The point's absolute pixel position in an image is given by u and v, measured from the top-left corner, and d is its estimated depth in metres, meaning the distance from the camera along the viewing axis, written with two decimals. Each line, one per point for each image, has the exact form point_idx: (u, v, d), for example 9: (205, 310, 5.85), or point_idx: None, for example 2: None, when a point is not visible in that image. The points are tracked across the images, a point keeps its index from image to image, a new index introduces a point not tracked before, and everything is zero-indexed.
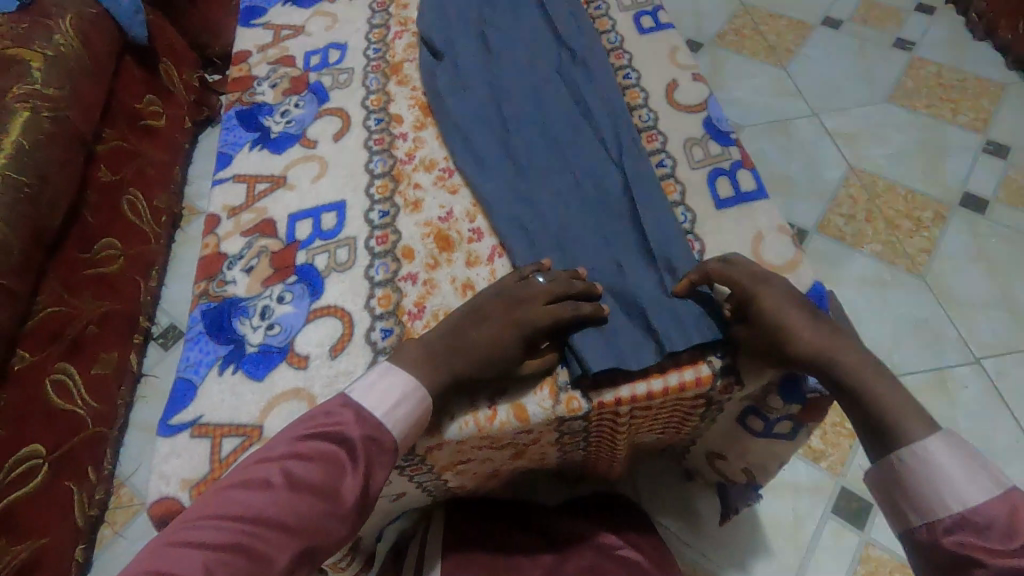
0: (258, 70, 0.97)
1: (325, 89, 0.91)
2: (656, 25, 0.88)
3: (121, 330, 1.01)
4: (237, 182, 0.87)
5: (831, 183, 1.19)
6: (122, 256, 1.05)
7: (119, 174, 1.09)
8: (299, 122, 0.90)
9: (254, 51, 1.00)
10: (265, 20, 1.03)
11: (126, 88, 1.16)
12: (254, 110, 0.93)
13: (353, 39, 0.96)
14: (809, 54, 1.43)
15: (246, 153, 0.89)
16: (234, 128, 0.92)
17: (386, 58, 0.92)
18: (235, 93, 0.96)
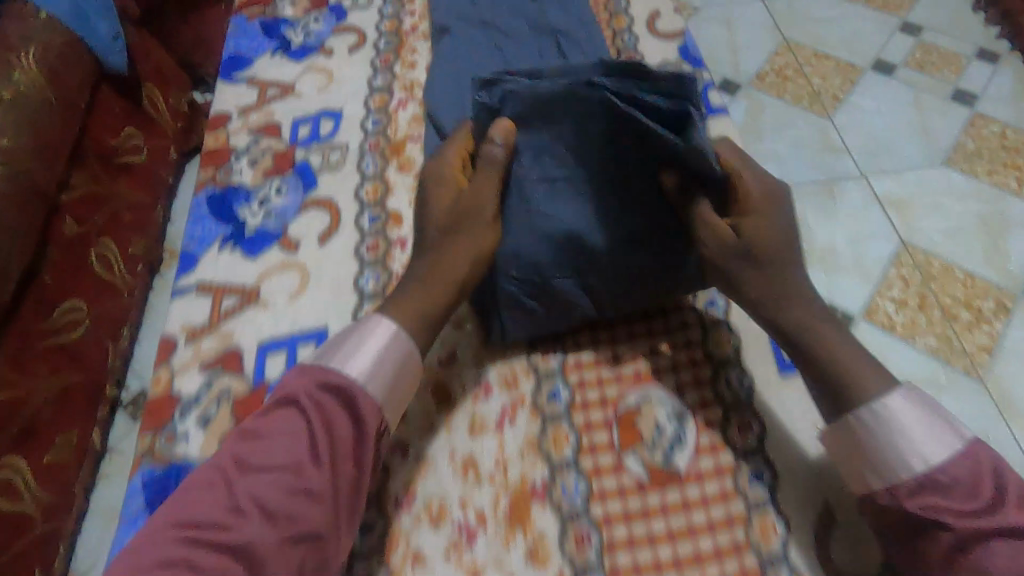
0: (237, 141, 0.84)
1: (312, 172, 0.79)
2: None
3: (82, 404, 0.91)
4: (200, 293, 0.73)
5: (882, 260, 1.07)
6: (87, 319, 0.94)
7: (86, 225, 0.97)
8: (281, 216, 0.77)
9: (235, 113, 0.87)
10: (249, 74, 0.90)
11: (100, 121, 1.04)
12: (229, 193, 0.80)
13: (349, 103, 0.84)
14: (858, 102, 1.29)
15: (215, 254, 0.76)
16: (203, 218, 0.79)
17: (387, 134, 0.81)
18: (208, 168, 0.83)
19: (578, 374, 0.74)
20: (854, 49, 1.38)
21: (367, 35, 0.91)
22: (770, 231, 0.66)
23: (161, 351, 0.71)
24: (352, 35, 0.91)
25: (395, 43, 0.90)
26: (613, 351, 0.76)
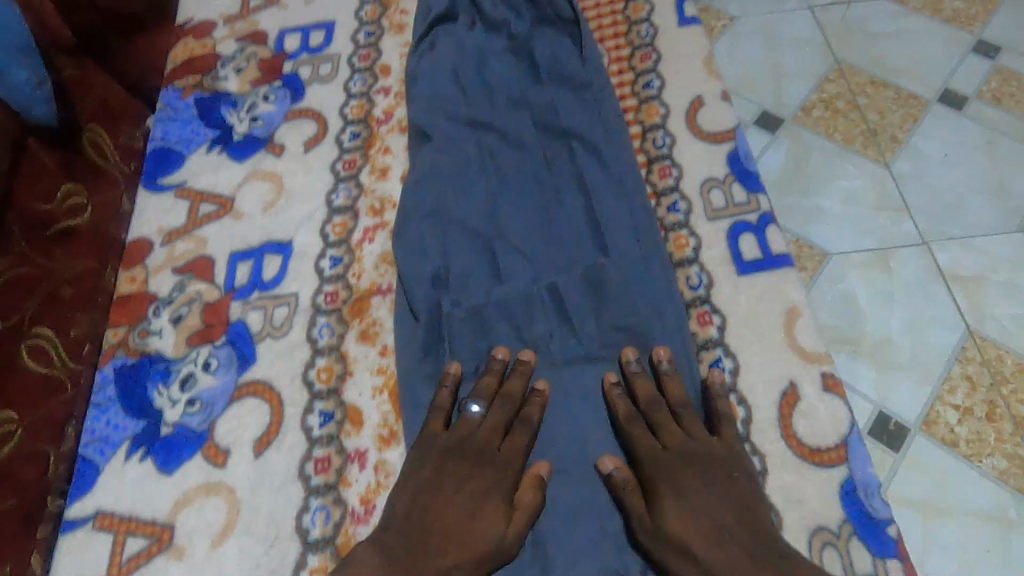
0: (158, 288, 0.95)
1: (250, 342, 0.86)
2: (763, 258, 0.77)
3: (14, 534, 0.79)
4: (100, 527, 0.81)
5: (943, 355, 0.92)
6: (21, 429, 0.81)
7: (13, 319, 0.83)
8: (205, 406, 0.84)
9: (160, 241, 0.99)
10: (179, 178, 1.03)
11: (27, 183, 0.87)
12: (145, 363, 0.89)
13: (299, 235, 0.92)
14: (921, 145, 1.10)
15: (121, 462, 0.83)
16: (114, 407, 0.87)
17: (347, 284, 0.87)
18: (130, 331, 0.93)
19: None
20: (918, 75, 1.17)
21: (328, 123, 0.99)
22: (725, 517, 0.61)
23: None
24: (309, 126, 0.99)
25: (363, 135, 0.97)
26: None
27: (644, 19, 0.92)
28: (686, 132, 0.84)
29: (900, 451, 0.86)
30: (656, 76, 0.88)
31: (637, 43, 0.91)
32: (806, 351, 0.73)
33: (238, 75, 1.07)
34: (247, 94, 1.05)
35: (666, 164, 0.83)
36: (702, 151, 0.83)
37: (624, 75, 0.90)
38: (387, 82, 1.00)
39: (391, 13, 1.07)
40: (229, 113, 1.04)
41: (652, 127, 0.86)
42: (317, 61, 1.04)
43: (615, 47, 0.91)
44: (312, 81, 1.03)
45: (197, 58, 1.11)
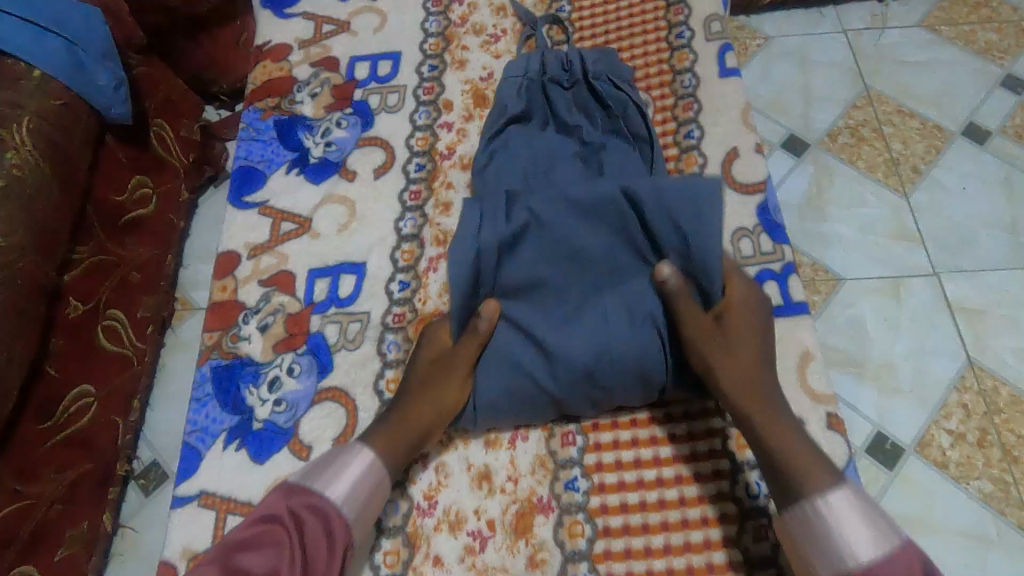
0: (244, 296, 0.87)
1: (327, 350, 0.82)
2: (783, 304, 0.79)
3: (92, 492, 0.89)
4: (203, 505, 0.76)
5: (942, 382, 0.98)
6: (96, 401, 0.90)
7: (92, 302, 0.91)
8: (293, 406, 0.79)
9: (246, 255, 0.89)
10: (263, 197, 0.92)
11: (104, 176, 0.95)
12: (235, 365, 0.83)
13: (373, 256, 0.87)
14: (940, 177, 1.14)
15: (221, 449, 0.78)
16: (208, 401, 0.81)
17: (414, 306, 0.84)
18: (215, 329, 0.85)
19: (601, 498, 0.74)
20: (945, 106, 1.21)
21: (396, 153, 0.92)
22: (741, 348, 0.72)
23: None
24: (379, 154, 0.93)
25: (428, 169, 0.91)
26: (641, 453, 0.76)
27: (688, 68, 0.92)
28: (720, 183, 0.85)
29: (894, 469, 0.93)
30: (696, 126, 0.89)
31: (681, 92, 0.91)
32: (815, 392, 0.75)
33: (314, 100, 0.98)
34: (322, 118, 0.96)
35: None
36: (735, 203, 0.84)
37: (666, 123, 0.90)
38: (450, 117, 0.94)
39: (454, 47, 0.99)
40: (304, 137, 0.95)
41: (691, 176, 0.87)
42: (385, 90, 0.97)
43: (659, 95, 0.92)
44: (380, 110, 0.95)
45: (273, 78, 1.01)
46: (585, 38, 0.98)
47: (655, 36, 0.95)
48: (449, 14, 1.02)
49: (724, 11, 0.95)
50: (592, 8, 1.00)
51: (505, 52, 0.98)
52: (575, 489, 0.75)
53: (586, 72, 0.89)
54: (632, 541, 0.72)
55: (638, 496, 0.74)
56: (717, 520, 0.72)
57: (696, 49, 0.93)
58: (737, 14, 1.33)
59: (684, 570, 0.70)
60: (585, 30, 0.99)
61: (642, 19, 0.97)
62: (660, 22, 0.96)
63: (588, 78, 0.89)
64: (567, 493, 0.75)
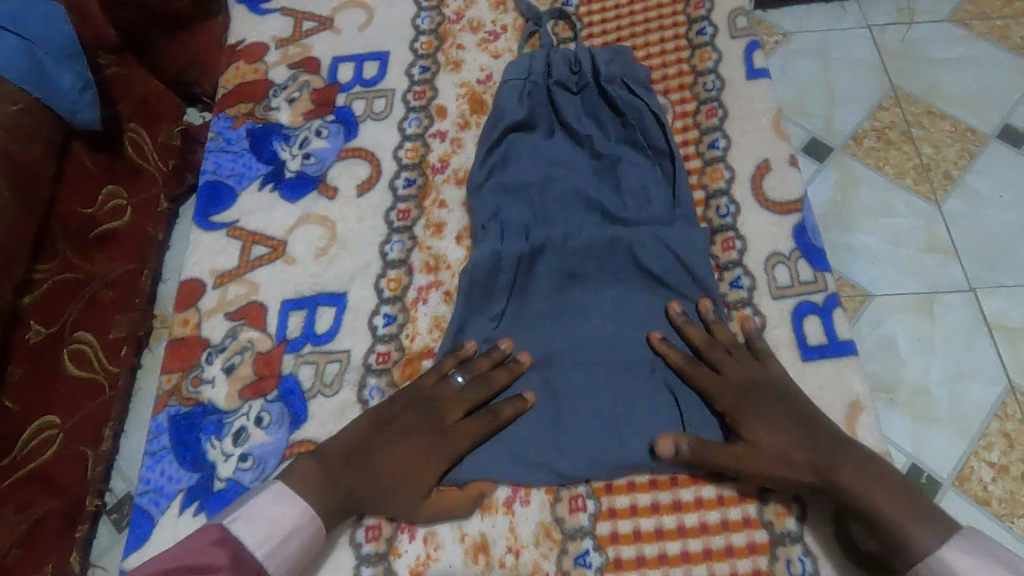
0: (211, 330, 0.79)
1: (301, 397, 0.74)
2: (827, 343, 0.71)
3: (55, 537, 0.82)
4: None
5: (981, 410, 0.90)
6: (59, 436, 0.83)
7: (55, 327, 0.84)
8: (259, 463, 0.72)
9: (211, 284, 0.82)
10: (232, 216, 0.85)
11: (70, 188, 0.88)
12: (195, 414, 0.75)
13: (356, 285, 0.79)
14: (975, 184, 1.06)
15: (175, 514, 0.70)
16: (163, 458, 0.73)
17: (401, 342, 0.76)
18: (174, 370, 0.78)
19: None
20: (979, 106, 1.13)
21: (384, 166, 0.85)
22: (788, 421, 0.64)
23: None
24: (364, 168, 0.85)
25: (419, 184, 0.83)
26: (663, 522, 0.68)
27: (711, 69, 0.84)
28: (751, 199, 0.77)
29: None
30: (722, 135, 0.81)
31: (703, 95, 0.83)
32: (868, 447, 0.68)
33: (292, 106, 0.90)
34: (299, 127, 0.89)
35: (730, 236, 0.76)
36: (770, 224, 0.76)
37: (687, 130, 0.82)
38: (443, 125, 0.86)
39: (449, 46, 0.91)
40: (281, 149, 0.87)
41: (716, 192, 0.79)
42: (372, 94, 0.89)
43: (679, 99, 0.84)
44: (367, 117, 0.88)
45: (246, 81, 0.93)
46: (594, 35, 0.90)
47: (674, 32, 0.87)
48: (444, 10, 0.94)
49: (749, 5, 0.87)
50: (601, 2, 0.92)
51: (505, 51, 0.90)
52: (587, 565, 0.67)
53: (597, 75, 0.82)
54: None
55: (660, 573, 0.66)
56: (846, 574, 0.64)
57: (720, 46, 0.85)
58: (757, 6, 1.25)
59: None
60: (593, 26, 0.91)
61: (657, 14, 0.89)
62: (679, 16, 0.88)
63: (600, 83, 0.82)
64: (577, 569, 0.67)
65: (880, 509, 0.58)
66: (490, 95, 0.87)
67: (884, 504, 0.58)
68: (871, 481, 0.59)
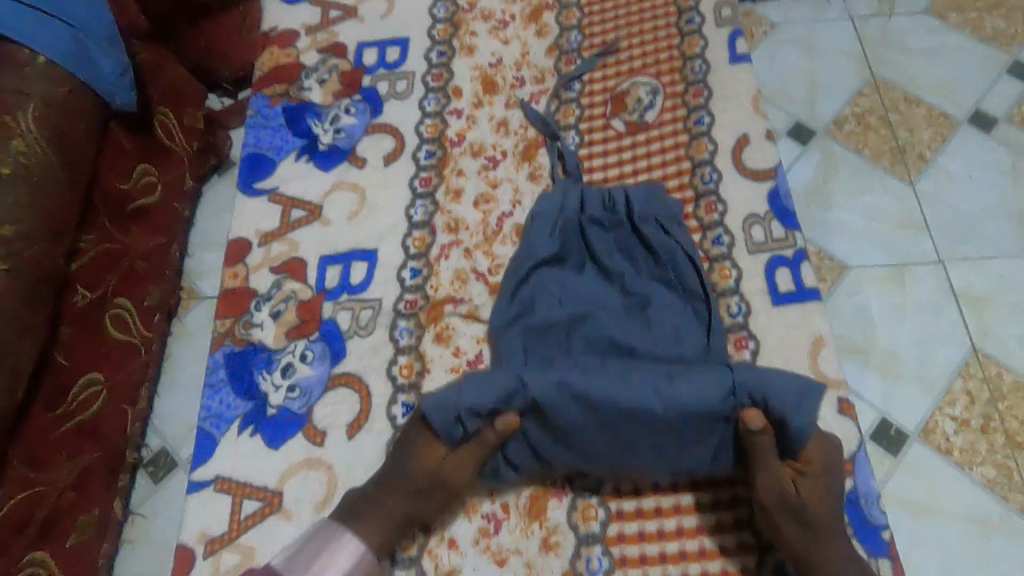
0: (257, 282, 0.87)
1: (340, 336, 0.82)
2: (795, 291, 0.78)
3: (101, 481, 0.89)
4: (220, 490, 0.76)
5: (947, 368, 0.99)
6: (105, 389, 0.91)
7: (98, 291, 0.91)
8: (306, 392, 0.80)
9: (256, 242, 0.89)
10: (272, 184, 0.92)
11: (109, 164, 0.95)
12: (249, 352, 0.83)
13: (385, 243, 0.87)
14: (947, 165, 1.14)
15: (235, 435, 0.79)
16: (221, 388, 0.81)
17: (426, 292, 0.84)
18: (228, 316, 0.85)
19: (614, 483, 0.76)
20: (952, 93, 1.20)
21: (405, 140, 0.92)
22: (825, 502, 0.66)
23: (178, 565, 0.74)
24: (388, 141, 0.92)
25: (438, 156, 0.91)
26: None
27: (699, 55, 0.92)
28: (732, 169, 0.85)
29: (899, 455, 0.94)
30: (707, 112, 0.88)
31: (690, 78, 0.91)
32: (828, 378, 0.76)
33: (322, 86, 0.97)
34: (330, 105, 0.96)
35: (712, 200, 0.84)
36: (747, 189, 0.84)
37: (676, 109, 0.89)
38: (459, 104, 0.94)
39: (463, 33, 0.98)
40: (313, 124, 0.95)
41: (700, 162, 0.86)
42: (394, 76, 0.96)
43: (670, 81, 0.91)
44: (390, 97, 0.95)
45: (280, 65, 1.00)
46: (594, 24, 0.97)
47: (665, 22, 0.95)
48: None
49: None
50: None
51: (514, 38, 0.97)
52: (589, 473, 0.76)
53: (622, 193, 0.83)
54: (646, 525, 0.73)
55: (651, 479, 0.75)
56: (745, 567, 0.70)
57: (706, 35, 0.92)
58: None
59: (696, 553, 0.71)
60: (593, 16, 0.98)
61: (652, 6, 0.97)
62: (671, 8, 0.96)
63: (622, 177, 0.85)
64: (581, 476, 0.76)
65: None
66: (501, 78, 0.95)
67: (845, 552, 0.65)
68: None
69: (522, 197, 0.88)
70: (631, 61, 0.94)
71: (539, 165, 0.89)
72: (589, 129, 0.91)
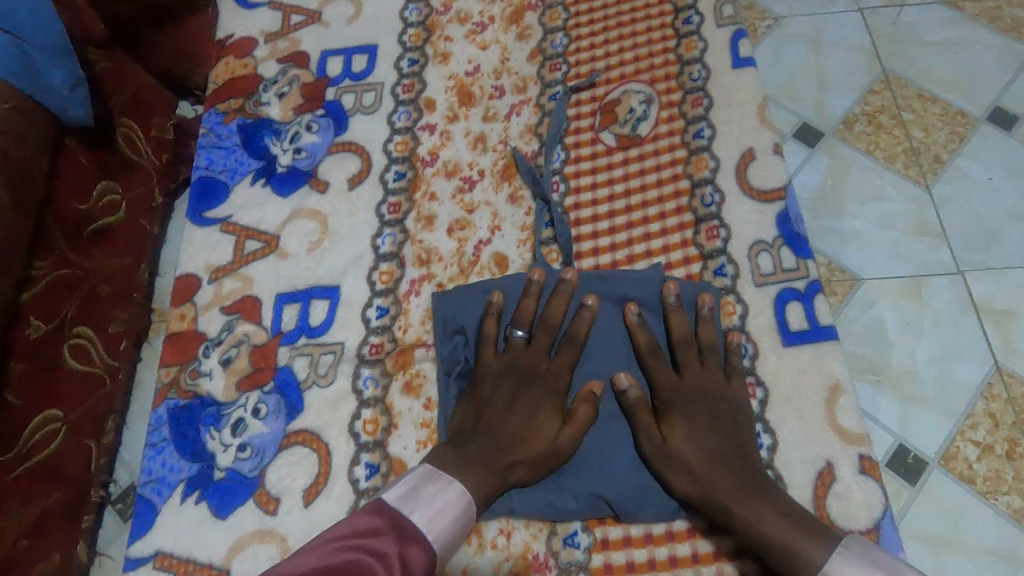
0: (208, 326, 0.81)
1: (296, 387, 0.76)
2: (809, 329, 0.72)
3: (62, 526, 0.83)
4: (159, 568, 0.71)
5: (969, 390, 0.92)
6: (65, 426, 0.85)
7: (55, 321, 0.85)
8: (258, 452, 0.74)
9: (206, 278, 0.83)
10: (226, 212, 0.86)
11: (64, 184, 0.89)
12: (195, 406, 0.77)
13: (347, 279, 0.80)
14: (964, 168, 1.07)
15: (178, 502, 0.73)
16: (164, 450, 0.76)
17: (393, 332, 0.77)
18: (174, 364, 0.80)
19: (605, 557, 0.68)
20: (969, 90, 1.13)
21: (372, 161, 0.85)
22: (717, 442, 0.65)
23: None
24: (353, 161, 0.86)
25: (409, 177, 0.84)
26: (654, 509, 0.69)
27: (697, 58, 0.84)
28: (733, 186, 0.78)
29: (917, 484, 0.87)
30: (707, 124, 0.81)
31: (689, 85, 0.83)
32: (846, 430, 0.69)
33: (282, 100, 0.91)
34: (290, 122, 0.89)
35: (714, 224, 0.77)
36: (748, 208, 0.77)
37: (672, 121, 0.82)
38: (433, 118, 0.87)
39: (436, 38, 0.91)
40: (272, 143, 0.88)
41: (700, 181, 0.79)
42: (361, 87, 0.90)
43: (664, 89, 0.84)
44: (356, 111, 0.88)
45: (235, 77, 0.94)
46: (582, 25, 0.90)
47: (660, 22, 0.88)
48: (431, 1, 0.94)
49: None
50: None
51: (493, 42, 0.90)
52: (576, 546, 0.69)
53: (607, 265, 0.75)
54: None
55: (646, 552, 0.68)
56: None
57: (706, 35, 0.85)
58: None
59: None
60: (580, 16, 0.90)
61: (644, 5, 0.89)
62: (664, 7, 0.88)
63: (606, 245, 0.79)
64: (566, 550, 0.69)
65: (809, 555, 0.57)
66: (478, 87, 0.88)
67: (777, 524, 0.60)
68: (778, 516, 0.60)
69: (500, 222, 0.81)
70: (622, 67, 0.86)
71: (519, 186, 0.82)
72: (576, 144, 0.84)
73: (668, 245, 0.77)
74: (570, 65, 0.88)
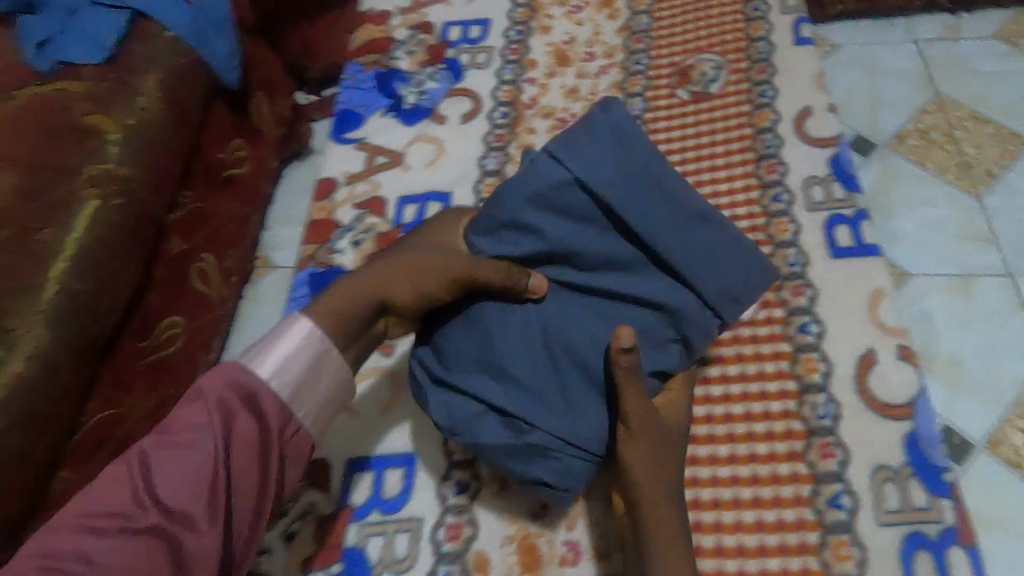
0: (340, 216, 0.96)
1: None
2: (854, 244, 0.86)
3: None
4: None
5: (1016, 383, 0.94)
6: (184, 333, 0.97)
7: (189, 244, 1.01)
8: None
9: (342, 181, 0.99)
10: (361, 134, 1.04)
11: (210, 135, 1.06)
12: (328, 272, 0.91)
13: (456, 188, 0.94)
14: (1016, 183, 1.12)
15: None
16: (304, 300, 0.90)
17: None
18: (312, 244, 0.95)
19: None
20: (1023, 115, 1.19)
21: (480, 103, 1.01)
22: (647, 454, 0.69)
23: None
24: (465, 102, 1.01)
25: (511, 116, 0.99)
26: (730, 386, 0.81)
27: (764, 36, 1.01)
28: (794, 134, 0.94)
29: (962, 466, 0.89)
30: (770, 87, 0.97)
31: (755, 57, 1.00)
32: (888, 325, 0.82)
33: (409, 57, 1.09)
34: (416, 70, 1.07)
35: (774, 162, 0.92)
36: (806, 152, 0.92)
37: (740, 83, 0.99)
38: (533, 73, 1.03)
39: (539, 15, 1.10)
40: (400, 88, 1.06)
41: (764, 129, 0.95)
42: (475, 49, 1.08)
43: (735, 58, 1.01)
44: (469, 65, 1.06)
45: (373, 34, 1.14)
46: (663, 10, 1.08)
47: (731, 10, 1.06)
48: None
49: None
50: None
51: (586, 20, 1.08)
52: None
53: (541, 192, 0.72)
54: (700, 451, 0.79)
55: (707, 409, 0.81)
56: (818, 522, 0.73)
57: (771, 19, 1.03)
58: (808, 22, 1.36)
59: (758, 485, 0.76)
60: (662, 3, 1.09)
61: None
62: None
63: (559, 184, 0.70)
64: None
65: None
66: (572, 52, 1.05)
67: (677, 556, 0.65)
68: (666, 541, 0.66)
69: None
70: (697, 41, 1.04)
71: None
72: (656, 98, 1.00)
73: (735, 174, 0.92)
74: (652, 39, 1.05)
